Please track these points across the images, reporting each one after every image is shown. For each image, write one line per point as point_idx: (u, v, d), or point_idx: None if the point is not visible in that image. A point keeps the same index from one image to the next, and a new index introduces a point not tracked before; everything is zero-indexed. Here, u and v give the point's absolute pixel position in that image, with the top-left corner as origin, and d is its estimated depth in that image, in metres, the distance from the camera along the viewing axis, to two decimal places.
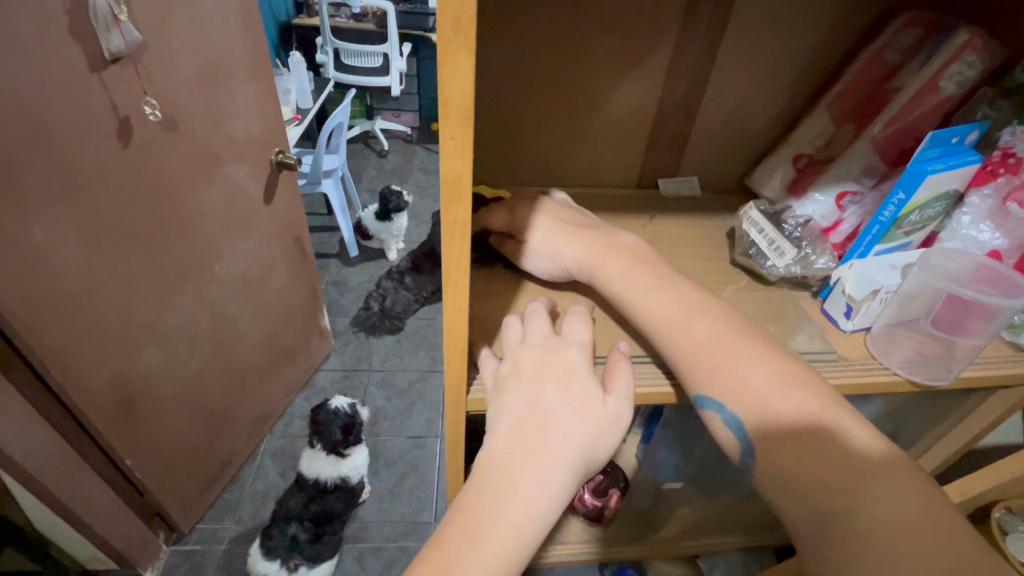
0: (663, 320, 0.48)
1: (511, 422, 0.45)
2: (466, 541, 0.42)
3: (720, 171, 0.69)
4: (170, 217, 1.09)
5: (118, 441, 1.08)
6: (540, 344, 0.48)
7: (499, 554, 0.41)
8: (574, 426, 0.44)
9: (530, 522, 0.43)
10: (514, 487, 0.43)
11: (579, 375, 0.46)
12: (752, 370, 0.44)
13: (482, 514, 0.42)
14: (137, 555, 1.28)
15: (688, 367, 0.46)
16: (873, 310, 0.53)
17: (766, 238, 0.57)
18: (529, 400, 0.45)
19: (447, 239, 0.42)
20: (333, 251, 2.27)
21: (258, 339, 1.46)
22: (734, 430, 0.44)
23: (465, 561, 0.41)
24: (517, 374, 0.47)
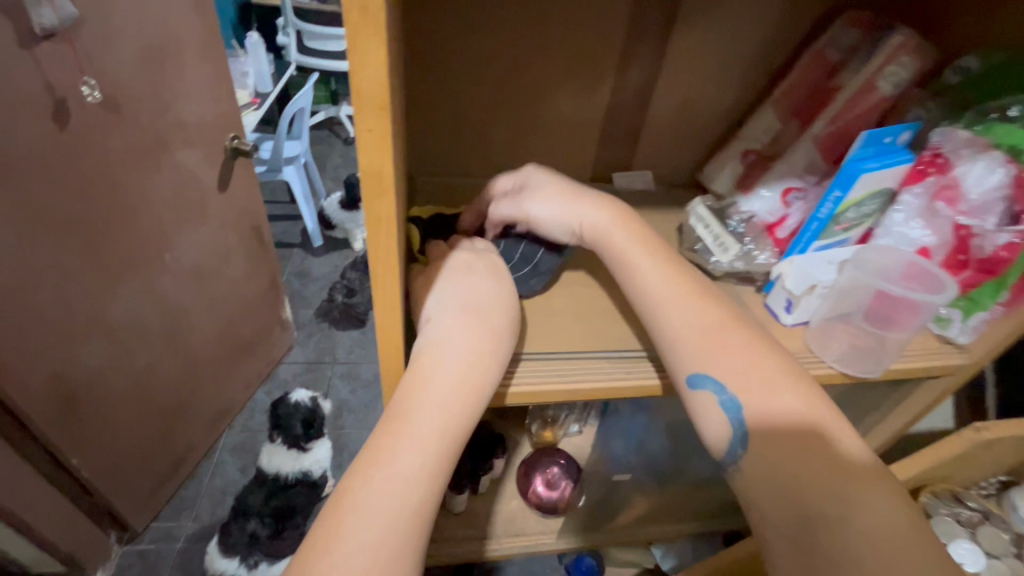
0: (677, 296, 0.45)
1: (439, 322, 0.43)
2: (402, 425, 0.39)
3: (678, 164, 0.62)
4: (114, 204, 1.03)
5: (60, 441, 1.04)
6: (465, 250, 0.48)
7: (434, 440, 0.39)
8: (498, 317, 0.45)
9: (463, 408, 0.41)
10: (446, 370, 0.41)
11: (504, 274, 0.48)
12: (760, 360, 0.43)
13: (418, 399, 0.40)
14: (86, 556, 1.24)
15: (690, 351, 0.44)
16: (812, 304, 0.48)
17: (711, 234, 0.51)
18: (459, 295, 0.45)
19: (372, 239, 0.36)
20: (296, 241, 2.21)
21: (213, 333, 1.42)
22: (732, 417, 0.42)
23: (404, 444, 0.38)
24: (444, 272, 0.46)
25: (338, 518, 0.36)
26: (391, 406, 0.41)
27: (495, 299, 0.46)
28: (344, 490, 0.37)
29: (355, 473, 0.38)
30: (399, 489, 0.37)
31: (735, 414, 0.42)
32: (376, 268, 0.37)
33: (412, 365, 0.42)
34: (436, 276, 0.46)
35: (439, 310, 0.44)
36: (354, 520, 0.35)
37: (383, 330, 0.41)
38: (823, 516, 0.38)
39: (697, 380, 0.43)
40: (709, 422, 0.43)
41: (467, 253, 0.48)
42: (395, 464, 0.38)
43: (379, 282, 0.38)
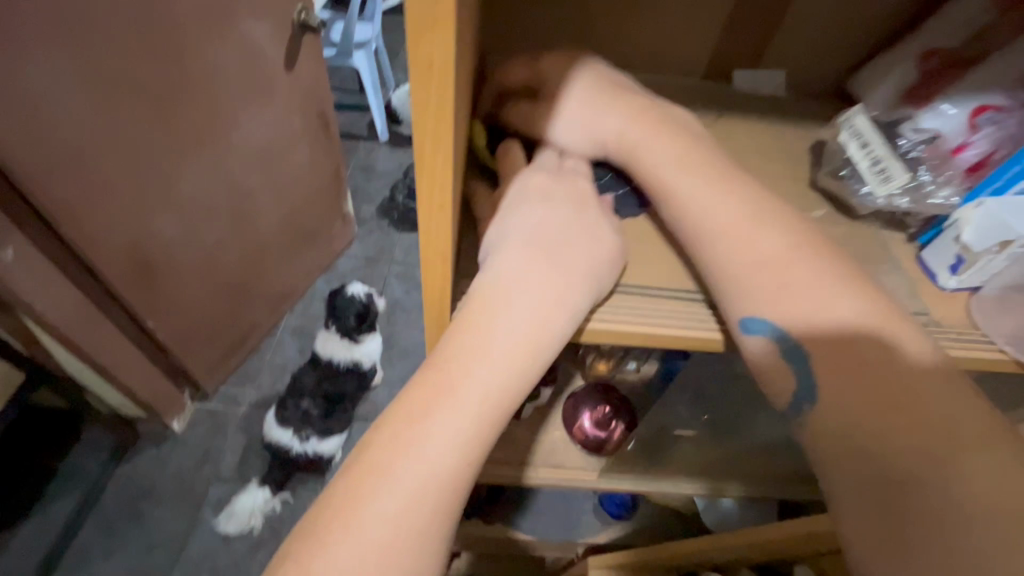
0: (723, 226, 0.38)
1: (507, 255, 0.38)
2: (442, 377, 0.36)
3: (823, 65, 0.48)
4: (181, 74, 1.00)
5: (136, 304, 1.11)
6: (543, 172, 0.42)
7: (476, 398, 0.35)
8: (577, 256, 0.39)
9: (520, 362, 0.36)
10: (499, 317, 0.36)
11: (592, 210, 0.41)
12: (832, 300, 0.35)
13: (464, 348, 0.36)
14: (164, 407, 1.38)
15: (736, 288, 0.38)
16: (994, 266, 0.37)
17: (869, 156, 0.39)
18: (534, 226, 0.39)
19: (421, 115, 0.29)
20: (362, 133, 2.16)
21: (277, 219, 1.43)
22: (798, 370, 0.36)
23: (441, 402, 0.35)
24: (516, 203, 0.41)
25: (360, 477, 0.34)
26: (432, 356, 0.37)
27: (576, 239, 0.39)
28: (369, 443, 0.35)
29: (391, 423, 0.36)
30: (438, 450, 0.34)
31: (800, 364, 0.36)
32: (423, 151, 0.30)
33: (463, 309, 0.38)
34: (506, 203, 0.41)
35: (505, 247, 0.39)
36: (379, 481, 0.34)
37: (428, 233, 0.35)
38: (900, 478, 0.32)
39: (752, 324, 0.37)
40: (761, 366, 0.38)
41: (552, 179, 0.42)
42: (428, 424, 0.35)
43: (425, 165, 0.31)
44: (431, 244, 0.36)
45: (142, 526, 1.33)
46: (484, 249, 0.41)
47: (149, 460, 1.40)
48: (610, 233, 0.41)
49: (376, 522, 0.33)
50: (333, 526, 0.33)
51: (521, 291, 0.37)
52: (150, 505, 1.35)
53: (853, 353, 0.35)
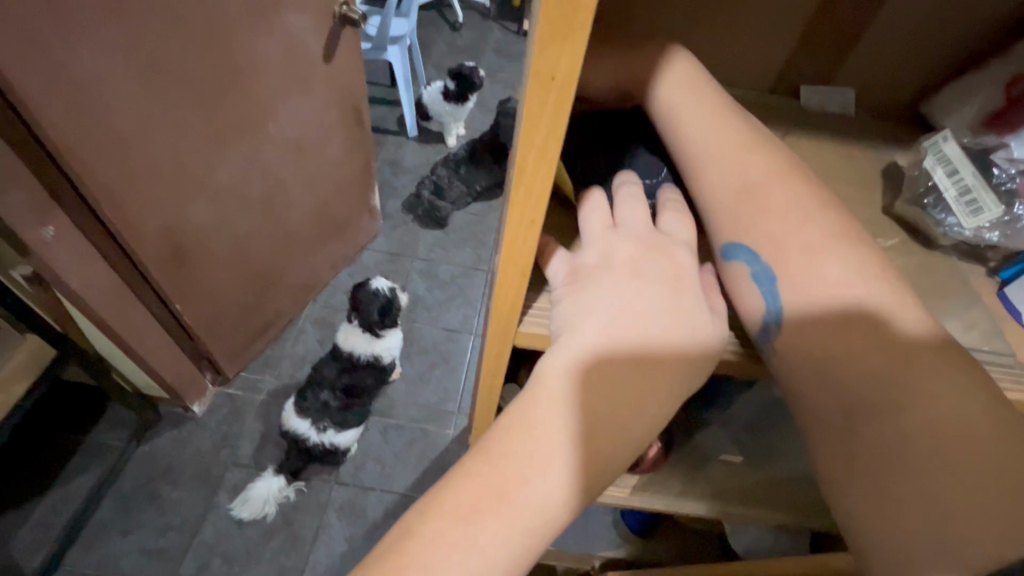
0: (713, 152, 0.39)
1: (588, 340, 0.37)
2: (501, 476, 0.35)
3: (897, 84, 0.46)
4: (225, 63, 1.01)
5: (167, 286, 1.13)
6: (633, 240, 0.39)
7: (533, 504, 0.35)
8: (661, 346, 0.37)
9: (590, 462, 0.36)
10: (568, 414, 0.36)
11: (684, 292, 0.38)
12: (810, 226, 0.36)
13: (528, 447, 0.36)
14: (187, 390, 1.40)
15: (722, 213, 0.38)
16: None
17: (959, 186, 0.39)
18: (619, 307, 0.37)
19: (530, 114, 0.27)
20: (392, 128, 2.17)
21: (307, 210, 1.44)
22: (764, 291, 0.36)
23: (496, 506, 0.34)
24: (599, 275, 0.39)
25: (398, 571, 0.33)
26: (491, 447, 0.36)
27: (661, 325, 0.37)
28: (414, 531, 0.35)
29: (447, 507, 0.35)
30: (495, 545, 0.34)
31: (769, 286, 0.36)
32: (526, 170, 0.30)
33: (537, 393, 0.37)
34: (590, 276, 0.39)
35: (582, 330, 0.37)
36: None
37: (512, 244, 0.34)
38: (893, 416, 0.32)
39: (734, 251, 0.37)
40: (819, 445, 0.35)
41: (643, 249, 0.39)
42: (478, 528, 0.34)
43: (524, 177, 0.30)
44: (510, 252, 0.35)
45: (158, 506, 1.34)
46: (561, 320, 0.39)
47: (169, 441, 1.42)
48: (701, 321, 0.38)
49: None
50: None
51: (595, 392, 0.36)
52: (168, 485, 1.37)
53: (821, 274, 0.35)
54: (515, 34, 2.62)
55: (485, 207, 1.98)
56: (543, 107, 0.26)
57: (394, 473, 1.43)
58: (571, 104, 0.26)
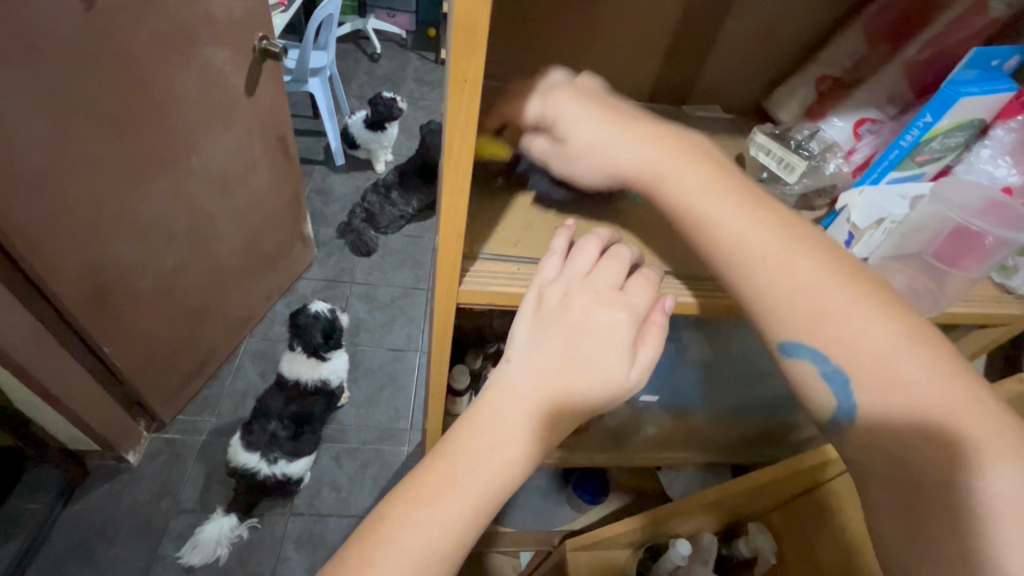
0: (756, 254, 0.40)
1: (522, 374, 0.43)
2: (451, 469, 0.42)
3: (742, 90, 0.58)
4: (143, 98, 1.01)
5: (94, 330, 1.09)
6: (588, 291, 0.44)
7: (468, 495, 0.42)
8: (583, 392, 0.42)
9: (505, 477, 0.42)
10: (500, 429, 0.43)
11: (617, 342, 0.43)
12: (865, 327, 0.38)
13: (471, 446, 0.42)
14: (119, 439, 1.33)
15: (779, 314, 0.40)
16: (876, 239, 0.44)
17: (774, 158, 0.47)
18: (557, 350, 0.43)
19: (454, 102, 0.33)
20: (319, 158, 2.18)
21: (237, 242, 1.43)
22: (839, 390, 0.40)
23: (446, 491, 0.42)
24: (554, 315, 0.44)
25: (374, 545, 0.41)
26: (445, 439, 0.44)
27: (587, 374, 0.42)
28: (385, 514, 0.42)
29: (399, 501, 0.42)
30: (423, 537, 0.40)
31: (842, 387, 0.40)
32: (455, 147, 0.36)
33: (476, 405, 0.44)
34: (543, 314, 0.45)
35: (528, 359, 0.44)
36: (388, 548, 0.40)
37: (449, 210, 0.39)
38: (913, 481, 0.37)
39: (792, 348, 0.41)
40: (813, 396, 0.42)
41: (595, 298, 0.44)
42: (416, 520, 0.41)
43: (454, 153, 0.36)
44: (448, 221, 0.40)
45: (94, 567, 1.25)
46: (511, 346, 0.45)
47: (101, 497, 1.34)
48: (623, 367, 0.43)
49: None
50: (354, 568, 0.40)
51: (524, 416, 0.43)
52: (104, 543, 1.28)
53: (894, 373, 0.38)
54: (434, 63, 2.73)
55: (419, 228, 2.03)
56: (462, 100, 0.33)
57: (351, 497, 1.42)
58: (480, 101, 0.33)
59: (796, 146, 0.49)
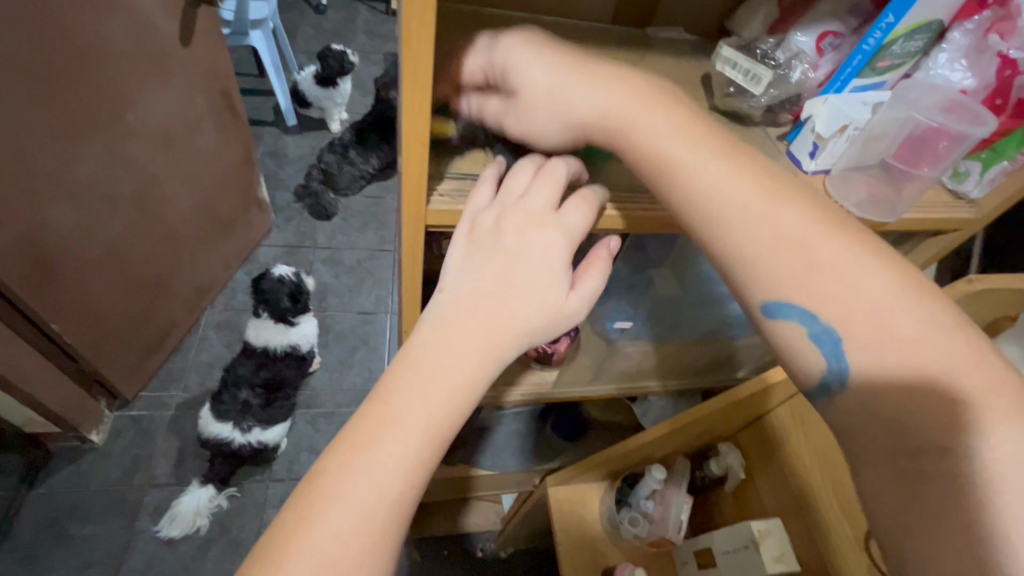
0: (735, 204, 0.41)
1: (459, 298, 0.43)
2: (388, 408, 0.40)
3: (707, 10, 0.57)
4: (64, 46, 0.92)
5: (36, 304, 1.03)
6: (522, 212, 0.44)
7: (410, 434, 0.39)
8: (524, 311, 0.42)
9: (447, 408, 0.40)
10: (440, 355, 0.41)
11: (554, 261, 0.43)
12: (860, 279, 0.39)
13: (407, 383, 0.40)
14: (80, 419, 1.28)
15: (766, 269, 0.41)
16: (839, 148, 0.46)
17: (740, 71, 0.47)
18: (495, 270, 0.43)
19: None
20: (268, 118, 2.07)
21: (189, 207, 1.35)
22: (827, 351, 0.41)
23: (385, 431, 0.39)
24: (488, 237, 0.44)
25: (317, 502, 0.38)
26: (383, 377, 0.42)
27: (527, 294, 0.42)
28: (322, 469, 0.39)
29: (335, 452, 0.40)
30: (365, 482, 0.38)
31: (832, 347, 0.40)
32: (412, 44, 0.38)
33: (413, 338, 0.43)
34: (477, 238, 0.44)
35: (463, 282, 0.43)
36: (329, 503, 0.38)
37: (410, 109, 0.41)
38: (910, 450, 0.36)
39: (774, 308, 0.42)
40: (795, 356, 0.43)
41: (528, 221, 0.44)
42: (356, 466, 0.39)
43: (412, 43, 0.38)
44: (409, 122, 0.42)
45: (69, 547, 1.22)
46: (446, 276, 0.45)
47: (67, 478, 1.29)
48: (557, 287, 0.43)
49: (327, 543, 0.37)
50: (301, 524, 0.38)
51: (463, 343, 0.41)
52: (76, 523, 1.25)
53: (884, 328, 0.38)
54: (385, 14, 2.58)
55: (381, 188, 1.97)
56: None
57: None
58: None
59: (762, 56, 0.50)
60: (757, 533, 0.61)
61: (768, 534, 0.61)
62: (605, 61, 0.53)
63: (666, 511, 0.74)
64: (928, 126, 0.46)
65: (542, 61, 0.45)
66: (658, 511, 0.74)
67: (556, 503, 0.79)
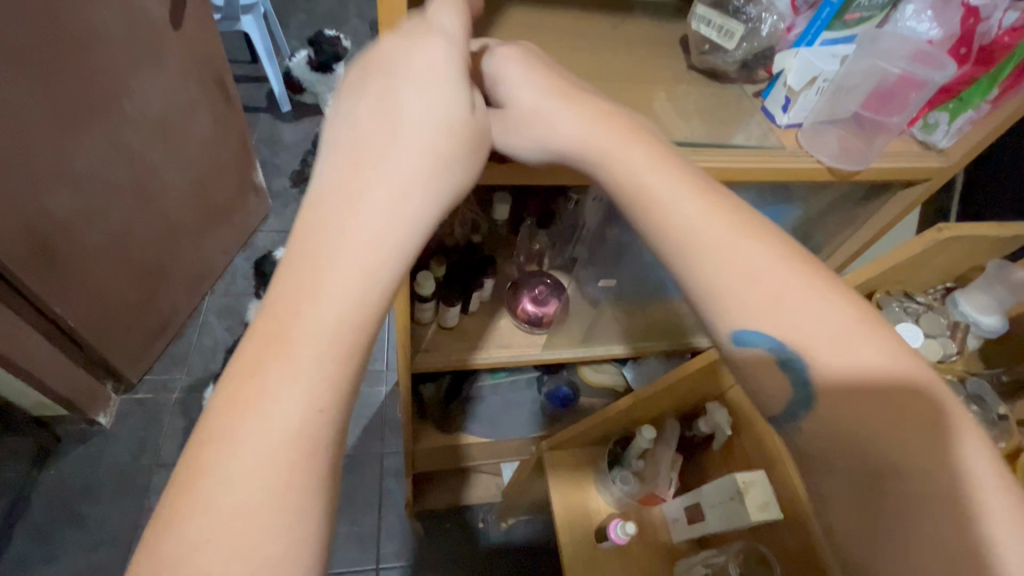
0: (710, 238, 0.40)
1: (350, 138, 0.38)
2: (303, 275, 0.35)
3: None
4: (59, 36, 0.92)
5: (38, 288, 1.05)
6: (396, 37, 0.40)
7: (316, 334, 0.34)
8: (425, 123, 0.38)
9: (373, 251, 0.36)
10: (339, 202, 0.36)
11: (441, 66, 0.39)
12: (817, 317, 0.38)
13: (312, 248, 0.35)
14: (86, 402, 1.31)
15: (729, 304, 0.40)
16: (811, 101, 0.49)
17: (715, 28, 0.50)
18: (384, 98, 0.39)
19: None
20: (263, 104, 2.07)
21: (186, 194, 1.36)
22: (793, 380, 0.39)
23: (305, 300, 0.34)
24: (366, 74, 0.40)
25: (211, 465, 0.32)
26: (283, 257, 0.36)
27: (423, 107, 0.38)
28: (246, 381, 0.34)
29: (255, 356, 0.34)
30: (308, 363, 0.33)
31: (801, 381, 0.39)
32: None
33: (306, 210, 0.37)
34: (356, 81, 0.40)
35: (349, 125, 0.38)
36: (267, 405, 0.33)
37: None
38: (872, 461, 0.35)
39: (744, 337, 0.40)
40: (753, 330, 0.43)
41: (395, 75, 0.39)
42: (285, 352, 0.33)
43: None
44: None
45: (81, 526, 1.26)
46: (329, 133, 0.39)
47: (76, 459, 1.33)
48: (440, 127, 0.39)
49: (268, 450, 0.32)
50: (210, 475, 0.32)
51: (350, 212, 0.36)
52: (87, 503, 1.28)
53: (849, 353, 0.37)
54: None
55: None
56: None
57: None
58: None
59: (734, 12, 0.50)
60: (742, 483, 0.62)
61: (753, 485, 0.62)
62: (585, 27, 0.55)
63: (655, 469, 0.79)
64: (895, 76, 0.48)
65: (526, 81, 0.44)
66: (648, 469, 0.79)
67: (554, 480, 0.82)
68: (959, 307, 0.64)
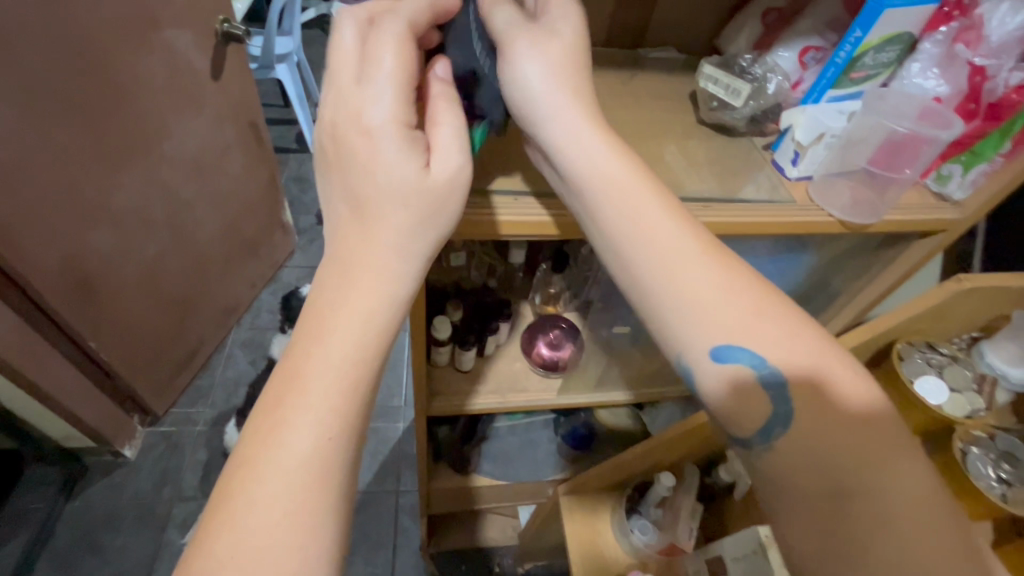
0: (693, 253, 0.41)
1: (339, 217, 0.40)
2: (303, 350, 0.37)
3: (692, 36, 0.62)
4: (106, 85, 1.00)
5: (75, 320, 1.09)
6: (342, 108, 0.39)
7: (326, 380, 0.36)
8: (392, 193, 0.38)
9: (370, 312, 0.38)
10: (331, 280, 0.38)
11: (393, 133, 0.38)
12: (792, 339, 0.39)
13: (307, 332, 0.37)
14: (113, 433, 1.34)
15: (708, 316, 0.40)
16: (819, 155, 0.50)
17: (722, 87, 0.52)
18: (353, 177, 0.39)
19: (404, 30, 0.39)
20: (293, 145, 2.17)
21: (217, 231, 1.42)
22: (774, 397, 0.39)
23: (303, 378, 0.36)
24: (334, 152, 0.40)
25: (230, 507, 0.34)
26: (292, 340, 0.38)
27: (385, 177, 0.38)
28: (251, 453, 0.35)
29: (260, 431, 0.36)
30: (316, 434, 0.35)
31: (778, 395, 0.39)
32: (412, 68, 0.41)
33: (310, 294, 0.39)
34: (330, 164, 0.41)
35: (333, 207, 0.40)
36: (273, 477, 0.35)
37: None
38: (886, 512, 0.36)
39: (723, 353, 0.40)
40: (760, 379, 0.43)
41: (353, 156, 0.39)
42: (288, 426, 0.35)
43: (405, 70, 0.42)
44: None
45: (101, 558, 1.27)
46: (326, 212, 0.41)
47: (100, 490, 1.35)
48: (405, 196, 0.39)
49: (274, 519, 0.34)
50: (216, 537, 0.33)
51: (343, 286, 0.38)
52: (108, 535, 1.30)
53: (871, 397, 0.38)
54: None
55: None
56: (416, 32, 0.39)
57: None
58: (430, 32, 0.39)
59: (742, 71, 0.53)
60: (766, 538, 0.61)
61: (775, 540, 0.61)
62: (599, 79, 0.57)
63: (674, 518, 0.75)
64: (904, 133, 0.49)
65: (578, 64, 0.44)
66: (666, 518, 0.76)
67: (572, 527, 0.80)
68: (986, 359, 0.63)
